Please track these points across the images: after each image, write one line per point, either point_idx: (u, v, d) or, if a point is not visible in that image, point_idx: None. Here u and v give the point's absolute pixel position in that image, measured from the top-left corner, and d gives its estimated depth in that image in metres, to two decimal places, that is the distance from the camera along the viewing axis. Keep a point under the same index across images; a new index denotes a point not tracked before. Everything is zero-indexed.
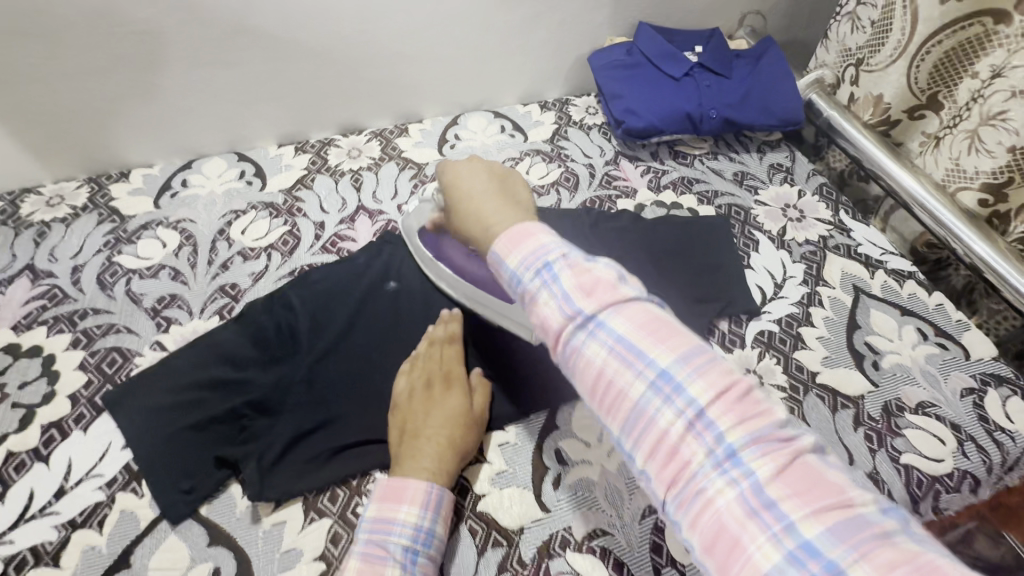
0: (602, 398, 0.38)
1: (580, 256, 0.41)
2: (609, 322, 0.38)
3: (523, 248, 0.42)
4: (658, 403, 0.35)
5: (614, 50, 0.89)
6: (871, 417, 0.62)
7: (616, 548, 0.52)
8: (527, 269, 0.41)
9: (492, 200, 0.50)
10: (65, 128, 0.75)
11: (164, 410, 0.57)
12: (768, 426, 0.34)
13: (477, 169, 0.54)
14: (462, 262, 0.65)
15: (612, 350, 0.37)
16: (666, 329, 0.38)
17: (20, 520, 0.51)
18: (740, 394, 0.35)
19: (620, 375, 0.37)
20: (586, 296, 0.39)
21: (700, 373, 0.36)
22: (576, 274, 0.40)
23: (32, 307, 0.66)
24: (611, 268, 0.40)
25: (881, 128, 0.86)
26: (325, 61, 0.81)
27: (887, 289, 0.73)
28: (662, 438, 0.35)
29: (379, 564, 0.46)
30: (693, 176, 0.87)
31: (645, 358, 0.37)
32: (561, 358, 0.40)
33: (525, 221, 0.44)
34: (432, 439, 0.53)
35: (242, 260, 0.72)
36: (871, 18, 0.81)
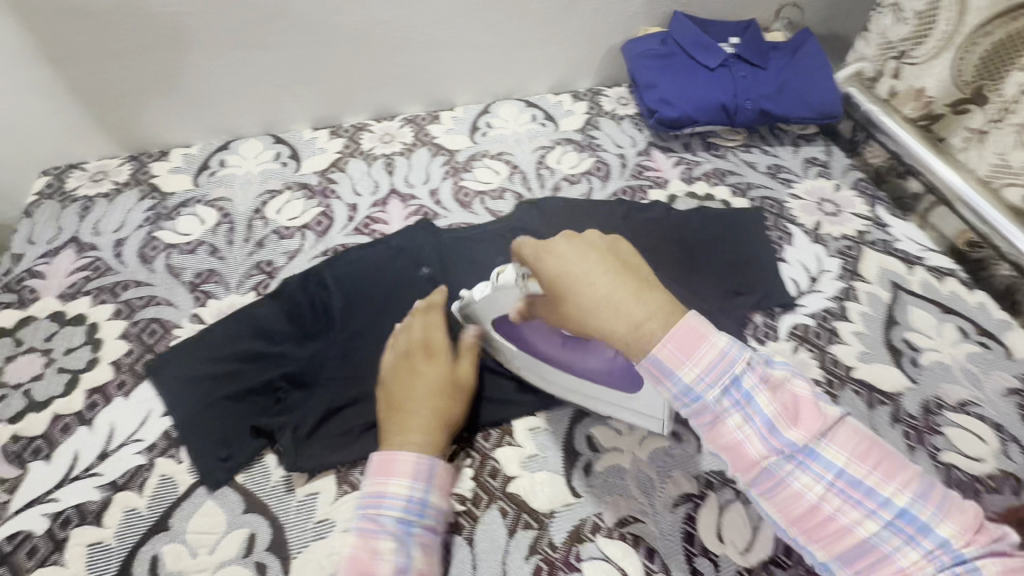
0: (815, 528, 0.37)
1: (766, 369, 0.41)
2: (820, 449, 0.38)
3: (701, 358, 0.40)
4: (894, 538, 0.35)
5: (649, 39, 0.89)
6: (910, 414, 0.60)
7: (647, 535, 0.52)
8: (708, 384, 0.40)
9: (622, 289, 0.43)
10: (109, 106, 0.78)
11: (203, 380, 0.58)
12: (1008, 548, 0.33)
13: (584, 251, 0.45)
14: (559, 353, 0.57)
15: (830, 483, 0.37)
16: (882, 454, 0.38)
17: (65, 480, 0.52)
18: (970, 519, 0.34)
19: (844, 510, 0.37)
20: (791, 421, 0.39)
21: (927, 500, 0.35)
22: (771, 394, 0.40)
23: (77, 277, 0.68)
24: (803, 385, 0.41)
25: (923, 123, 0.83)
26: (361, 45, 0.82)
27: (926, 285, 0.72)
28: (898, 573, 0.34)
29: (373, 539, 0.45)
30: (726, 168, 0.86)
31: (869, 489, 0.36)
32: (757, 484, 0.39)
33: (688, 318, 0.42)
34: (420, 410, 0.52)
35: (278, 238, 0.73)
36: (916, 9, 0.80)
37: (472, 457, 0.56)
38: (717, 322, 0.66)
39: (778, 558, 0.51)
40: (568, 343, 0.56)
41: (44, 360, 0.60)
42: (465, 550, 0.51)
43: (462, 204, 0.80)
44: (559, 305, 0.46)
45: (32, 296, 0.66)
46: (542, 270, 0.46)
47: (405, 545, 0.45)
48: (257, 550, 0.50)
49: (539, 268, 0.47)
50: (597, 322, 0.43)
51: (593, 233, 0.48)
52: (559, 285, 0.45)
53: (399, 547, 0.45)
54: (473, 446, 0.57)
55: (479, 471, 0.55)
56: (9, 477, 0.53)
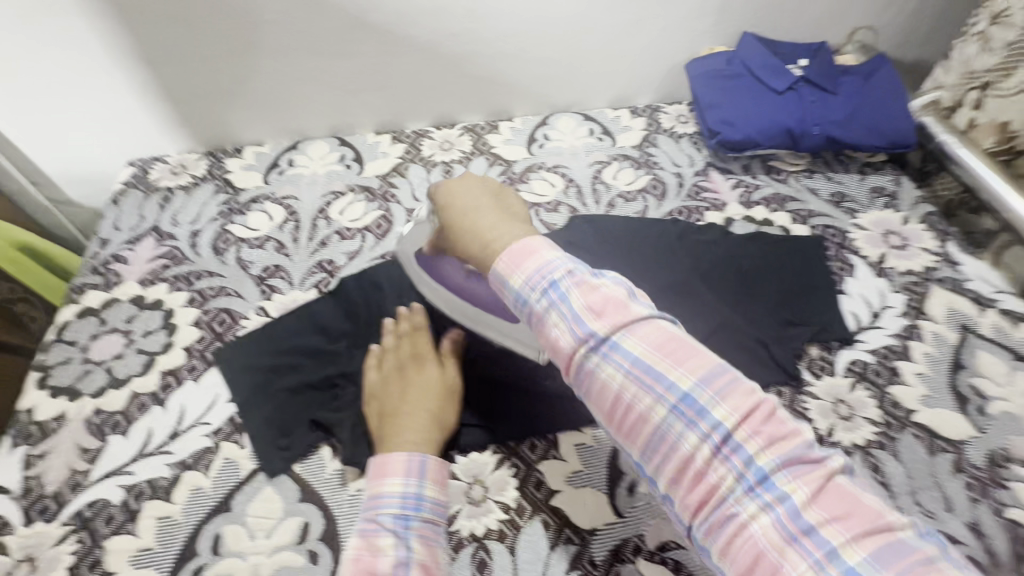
0: (620, 415, 0.40)
1: (588, 274, 0.44)
2: (622, 341, 0.41)
3: (531, 267, 0.45)
4: (681, 426, 0.38)
5: (714, 58, 0.87)
6: (974, 464, 0.58)
7: (688, 563, 0.52)
8: (534, 289, 0.44)
9: (490, 214, 0.52)
10: (194, 104, 0.83)
11: (266, 371, 0.62)
12: (793, 446, 0.36)
13: (473, 191, 0.56)
14: (462, 282, 0.60)
15: (628, 372, 0.40)
16: (682, 349, 0.40)
17: (140, 455, 0.56)
18: (758, 411, 0.37)
19: (639, 395, 0.39)
20: (597, 316, 0.42)
21: (715, 391, 0.38)
22: (585, 293, 0.43)
23: (156, 264, 0.72)
24: (619, 286, 0.44)
25: (1004, 158, 0.79)
26: (430, 57, 0.84)
27: (998, 329, 0.68)
28: (684, 459, 0.37)
29: (372, 538, 0.44)
30: (787, 194, 0.84)
31: (661, 376, 0.39)
32: (575, 375, 0.43)
33: (529, 240, 0.47)
34: (413, 413, 0.54)
35: (339, 239, 0.76)
36: (1006, 39, 0.76)
37: (516, 467, 0.57)
38: (772, 351, 0.65)
39: None
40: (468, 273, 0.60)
41: (124, 340, 0.65)
42: (506, 557, 0.52)
43: None
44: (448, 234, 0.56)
45: (116, 279, 0.71)
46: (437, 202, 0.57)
47: (405, 538, 0.44)
48: (310, 538, 0.52)
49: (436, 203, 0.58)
50: (463, 238, 0.52)
51: (487, 179, 0.59)
52: (445, 212, 0.55)
53: (398, 541, 0.44)
54: (518, 457, 0.58)
55: (524, 482, 0.56)
56: (89, 447, 0.57)
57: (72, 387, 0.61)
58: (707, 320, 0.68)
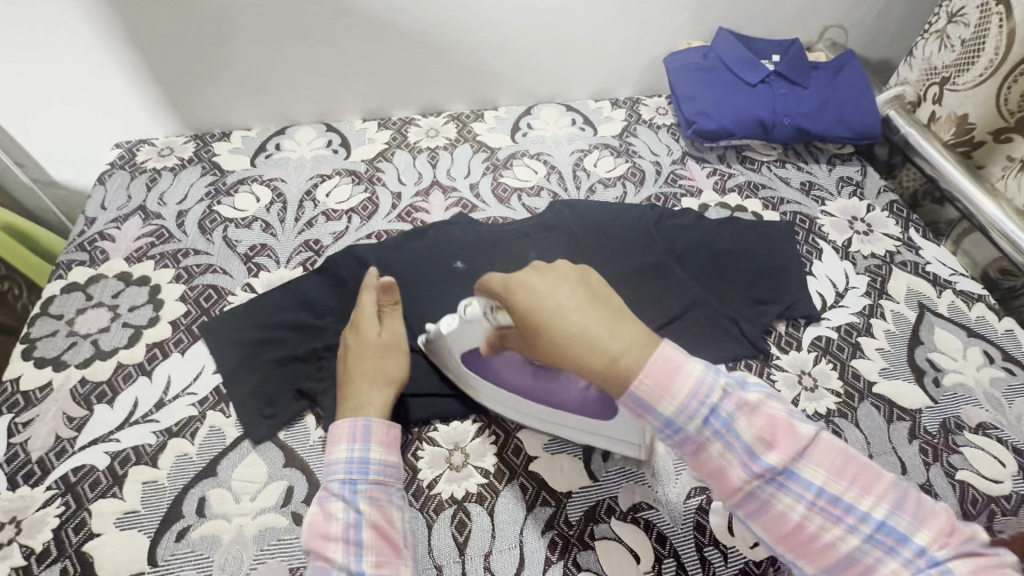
0: (799, 544, 0.37)
1: (743, 391, 0.40)
2: (799, 468, 0.38)
3: (679, 389, 0.39)
4: (877, 554, 0.35)
5: (690, 53, 0.91)
6: (928, 431, 0.61)
7: (659, 522, 0.54)
8: (693, 417, 0.39)
9: (594, 317, 0.41)
10: (182, 87, 0.83)
11: (252, 343, 0.63)
12: (969, 545, 0.34)
13: (555, 280, 0.43)
14: (530, 383, 0.56)
15: (812, 504, 0.37)
16: (859, 468, 0.38)
17: (126, 422, 0.57)
18: (945, 524, 0.35)
19: (827, 527, 0.36)
20: (769, 445, 0.38)
21: (904, 511, 0.36)
22: (749, 418, 0.39)
23: (142, 242, 0.73)
24: (778, 404, 0.40)
25: (963, 149, 0.85)
26: (417, 45, 0.86)
27: (954, 309, 0.72)
28: None
29: (326, 504, 0.48)
30: (760, 182, 0.87)
31: (849, 506, 0.36)
32: (744, 507, 0.39)
33: (662, 349, 0.41)
34: (356, 379, 0.55)
35: (325, 220, 0.78)
36: (962, 37, 0.80)
37: (496, 435, 0.59)
38: (742, 327, 0.68)
39: None
40: (535, 372, 0.56)
41: (110, 315, 0.66)
42: (485, 519, 0.54)
43: (501, 199, 0.84)
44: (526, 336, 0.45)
45: (102, 256, 0.71)
46: (512, 300, 0.44)
47: (353, 502, 0.48)
48: (294, 501, 0.53)
49: (510, 298, 0.44)
50: (572, 355, 0.41)
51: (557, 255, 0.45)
52: (530, 318, 0.42)
53: (347, 504, 0.47)
54: (497, 425, 0.60)
55: (502, 449, 0.58)
56: (74, 415, 0.57)
57: (58, 359, 0.62)
58: (681, 299, 0.71)
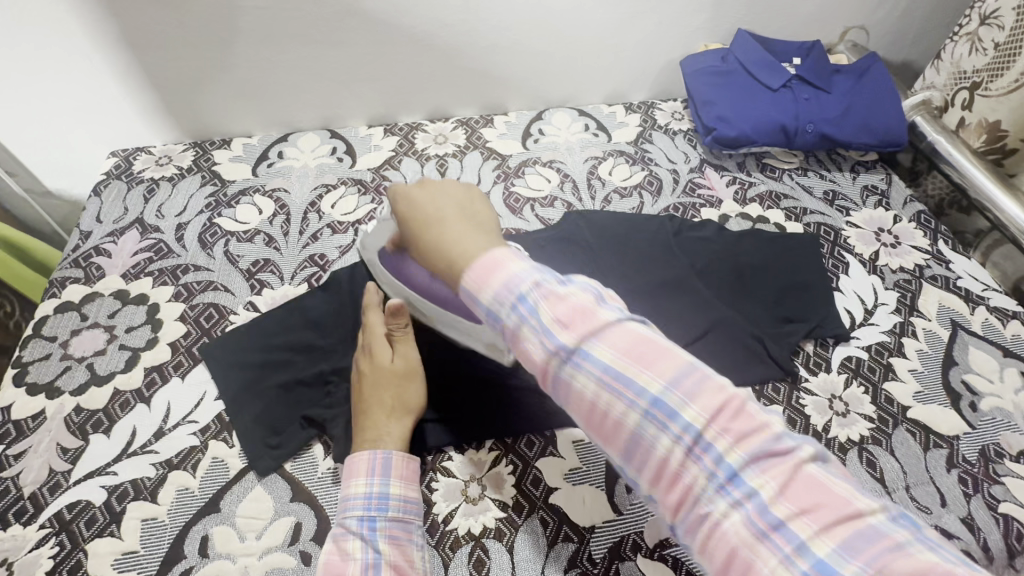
0: (597, 424, 0.38)
1: (556, 283, 0.41)
2: (592, 350, 0.38)
3: (493, 279, 0.42)
4: (655, 431, 0.36)
5: (709, 56, 0.87)
6: (967, 459, 0.58)
7: (688, 560, 0.51)
8: (502, 303, 0.41)
9: (449, 221, 0.49)
10: (180, 91, 0.80)
11: (256, 367, 0.60)
12: (762, 441, 0.34)
13: (434, 194, 0.53)
14: (426, 282, 0.58)
15: (601, 382, 0.38)
16: (651, 352, 0.38)
17: (123, 454, 0.54)
18: (728, 407, 0.35)
19: (614, 404, 0.37)
20: (565, 327, 0.39)
21: (687, 392, 0.36)
22: (552, 304, 0.40)
23: (139, 257, 0.70)
24: (587, 293, 0.41)
25: (993, 156, 0.82)
26: (424, 48, 0.83)
27: (988, 327, 0.69)
28: (661, 463, 0.36)
29: (342, 541, 0.46)
30: (781, 191, 0.84)
31: (634, 384, 0.37)
32: (550, 389, 0.40)
33: (493, 250, 0.44)
34: (369, 408, 0.53)
35: (331, 233, 0.74)
36: (995, 40, 0.77)
37: (514, 464, 0.56)
38: (767, 348, 0.65)
39: None
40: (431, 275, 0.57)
41: (106, 336, 0.62)
42: (504, 556, 0.51)
43: (513, 210, 0.80)
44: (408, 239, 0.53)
45: (98, 273, 0.68)
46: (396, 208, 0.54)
47: (372, 541, 0.45)
48: (302, 539, 0.50)
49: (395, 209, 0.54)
50: (430, 252, 0.48)
51: (452, 181, 0.55)
52: (407, 221, 0.52)
53: (365, 543, 0.45)
54: (515, 453, 0.57)
55: (521, 479, 0.55)
56: (69, 446, 0.54)
57: (52, 385, 0.59)
58: (704, 317, 0.67)
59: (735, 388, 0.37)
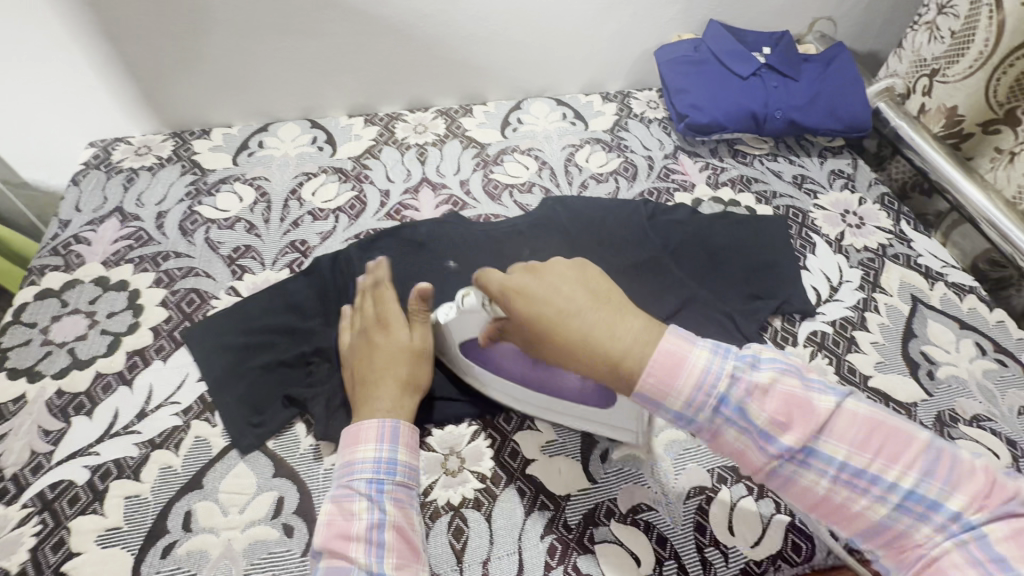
0: (829, 511, 0.39)
1: (751, 372, 0.40)
2: (821, 445, 0.38)
3: (685, 380, 0.40)
4: (904, 518, 0.36)
5: (681, 45, 0.90)
6: (924, 424, 0.61)
7: (659, 524, 0.53)
8: (704, 406, 0.40)
9: (595, 314, 0.43)
10: (166, 85, 0.81)
11: (238, 349, 0.61)
12: (995, 496, 0.36)
13: (552, 280, 0.46)
14: (531, 373, 0.55)
15: (835, 477, 0.38)
16: (881, 434, 0.38)
17: (105, 435, 0.55)
18: (969, 479, 0.36)
19: (852, 497, 0.37)
20: (784, 427, 0.38)
21: (927, 472, 0.37)
22: (761, 401, 0.39)
23: (120, 245, 0.70)
24: (788, 379, 0.40)
25: (952, 141, 0.85)
26: (402, 38, 0.84)
27: (946, 301, 0.72)
28: (908, 544, 0.36)
29: (346, 502, 0.47)
30: (752, 175, 0.87)
31: (873, 476, 0.37)
32: (771, 484, 0.40)
33: (665, 343, 0.41)
34: (380, 379, 0.54)
35: (312, 219, 0.75)
36: (951, 28, 0.80)
37: (492, 438, 0.58)
38: (736, 323, 0.68)
39: (786, 554, 0.52)
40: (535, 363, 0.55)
41: (87, 322, 0.63)
42: (482, 525, 0.53)
43: (492, 196, 0.82)
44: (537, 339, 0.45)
45: (77, 260, 0.68)
46: (509, 302, 0.46)
47: (378, 502, 0.47)
48: (284, 512, 0.51)
49: (509, 305, 0.46)
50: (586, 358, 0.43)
51: (558, 260, 0.48)
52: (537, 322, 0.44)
53: (372, 505, 0.47)
54: (493, 427, 0.59)
55: (499, 452, 0.57)
56: (50, 428, 0.55)
57: (32, 369, 0.59)
58: (676, 296, 0.70)
59: (963, 453, 0.38)
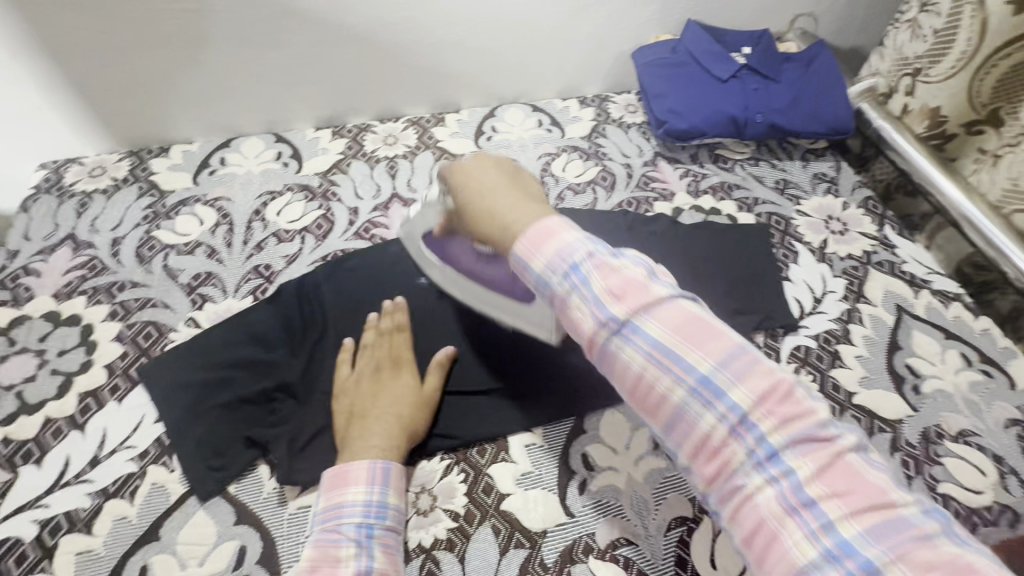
0: (641, 395, 0.39)
1: (608, 254, 0.41)
2: (642, 323, 0.39)
3: (548, 249, 0.43)
4: (701, 410, 0.36)
5: (659, 47, 0.87)
6: (909, 442, 0.60)
7: (639, 560, 0.51)
8: (555, 271, 0.42)
9: (506, 192, 0.50)
10: (131, 103, 0.77)
11: (197, 386, 0.58)
12: (807, 424, 0.34)
13: (487, 168, 0.53)
14: (472, 265, 0.61)
15: (649, 355, 0.38)
16: (702, 329, 0.38)
17: (56, 485, 0.52)
18: (778, 391, 0.35)
19: (660, 379, 0.37)
20: (617, 298, 0.39)
21: (735, 373, 0.36)
22: (604, 275, 0.40)
23: (72, 276, 0.67)
24: (639, 266, 0.41)
25: (935, 142, 0.82)
26: (367, 47, 0.80)
27: (931, 310, 0.71)
28: (703, 439, 0.36)
29: (332, 548, 0.45)
30: (733, 181, 0.84)
31: (681, 361, 0.37)
32: (597, 358, 0.41)
33: (546, 220, 0.45)
34: (381, 417, 0.54)
35: (277, 242, 0.72)
36: (934, 26, 0.77)
37: (466, 472, 0.56)
38: None
39: None
40: (476, 255, 0.61)
41: (37, 361, 0.60)
42: (455, 567, 0.51)
43: None
44: (463, 215, 0.53)
45: (27, 294, 0.65)
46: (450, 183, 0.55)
47: (367, 548, 0.46)
48: (247, 563, 0.49)
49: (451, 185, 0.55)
50: (484, 222, 0.49)
51: (504, 159, 0.56)
52: (463, 197, 0.53)
53: (360, 551, 0.45)
54: (466, 461, 0.56)
55: (473, 488, 0.55)
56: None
57: None
58: None
59: (784, 372, 0.37)
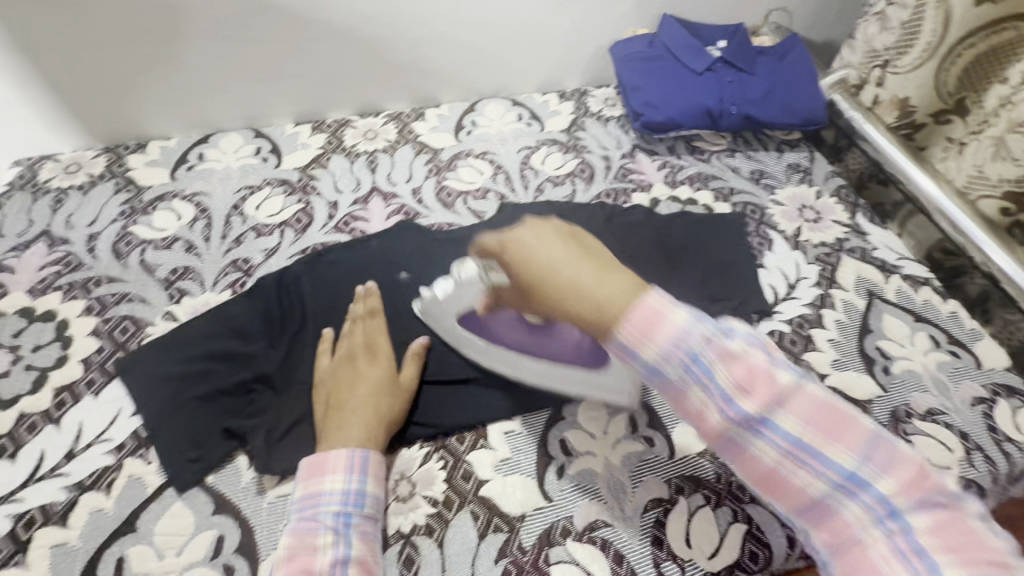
0: (770, 483, 0.39)
1: (723, 337, 0.40)
2: (777, 418, 0.38)
3: (660, 337, 0.40)
4: (841, 498, 0.37)
5: (636, 41, 0.88)
6: (879, 422, 0.61)
7: (617, 541, 0.52)
8: (669, 361, 0.40)
9: (580, 263, 0.45)
10: (107, 99, 0.77)
11: (174, 379, 0.58)
12: (932, 492, 0.35)
13: (543, 232, 0.48)
14: (526, 339, 0.58)
15: (786, 450, 0.37)
16: (833, 416, 0.38)
17: (31, 479, 0.52)
18: (910, 471, 0.36)
19: (796, 471, 0.37)
20: (747, 393, 0.38)
21: (871, 460, 0.36)
22: (728, 366, 0.39)
23: (47, 272, 0.66)
24: (759, 351, 0.39)
25: (905, 131, 0.84)
26: (346, 42, 0.81)
27: (901, 294, 0.72)
28: (838, 521, 0.37)
29: (309, 536, 0.45)
30: (710, 172, 0.86)
31: (819, 455, 0.37)
32: (721, 449, 0.40)
33: (646, 299, 0.42)
34: (356, 406, 0.54)
35: (255, 236, 0.72)
36: (901, 18, 0.79)
37: (445, 459, 0.56)
38: None
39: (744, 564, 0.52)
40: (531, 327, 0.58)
41: (11, 357, 0.59)
42: (434, 552, 0.51)
43: (445, 204, 0.80)
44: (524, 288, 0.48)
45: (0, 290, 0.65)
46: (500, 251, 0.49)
47: (344, 536, 0.46)
48: (225, 552, 0.49)
49: (504, 252, 0.49)
50: (560, 299, 0.44)
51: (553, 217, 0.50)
52: (519, 271, 0.47)
53: (337, 539, 0.46)
54: (445, 448, 0.57)
55: (452, 475, 0.55)
56: None
57: None
58: None
59: (913, 450, 0.37)
